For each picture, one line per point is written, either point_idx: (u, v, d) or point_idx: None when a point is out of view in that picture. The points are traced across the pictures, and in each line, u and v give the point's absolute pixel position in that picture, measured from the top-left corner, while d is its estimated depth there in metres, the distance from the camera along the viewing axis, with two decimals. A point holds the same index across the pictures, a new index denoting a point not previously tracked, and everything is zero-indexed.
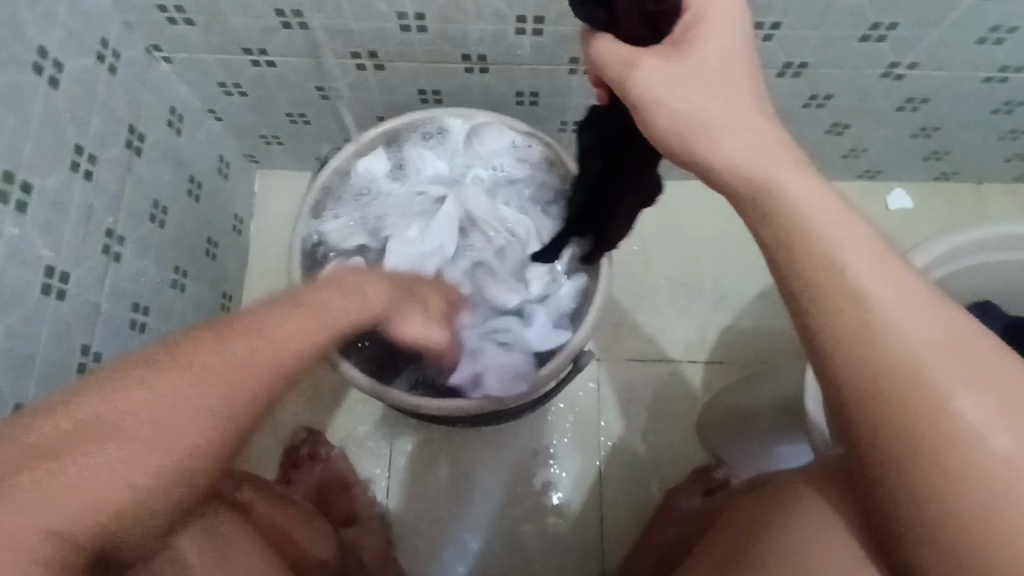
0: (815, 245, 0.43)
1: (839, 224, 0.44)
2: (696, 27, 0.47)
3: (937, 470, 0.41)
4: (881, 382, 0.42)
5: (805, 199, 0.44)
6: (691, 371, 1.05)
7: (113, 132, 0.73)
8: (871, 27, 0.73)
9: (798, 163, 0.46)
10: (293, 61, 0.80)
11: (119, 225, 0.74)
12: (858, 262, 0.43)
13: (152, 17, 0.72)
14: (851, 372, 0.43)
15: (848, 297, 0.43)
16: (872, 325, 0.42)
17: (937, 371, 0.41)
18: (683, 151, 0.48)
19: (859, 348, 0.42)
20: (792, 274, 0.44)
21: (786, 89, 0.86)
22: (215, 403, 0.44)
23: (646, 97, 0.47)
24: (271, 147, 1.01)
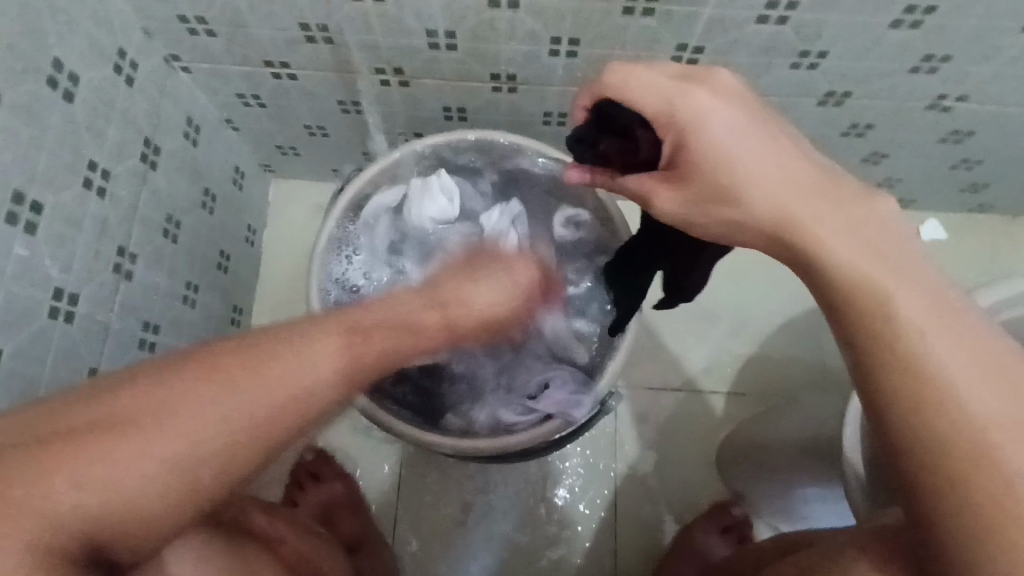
0: (868, 305, 0.39)
1: (899, 274, 0.39)
2: (686, 135, 0.45)
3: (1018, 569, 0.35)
4: (943, 458, 0.36)
5: (856, 252, 0.39)
6: (710, 402, 1.02)
7: (129, 146, 0.70)
8: (922, 59, 0.70)
9: (847, 209, 0.41)
10: (315, 74, 0.77)
11: (131, 241, 0.72)
12: (922, 326, 0.37)
13: (173, 27, 0.70)
14: (918, 446, 0.37)
15: (904, 364, 0.37)
16: (937, 400, 0.37)
17: (1011, 451, 0.35)
18: (717, 216, 0.44)
19: (918, 420, 0.37)
20: (850, 338, 0.40)
21: (825, 118, 0.83)
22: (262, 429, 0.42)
23: (671, 208, 0.46)
24: (287, 157, 0.99)
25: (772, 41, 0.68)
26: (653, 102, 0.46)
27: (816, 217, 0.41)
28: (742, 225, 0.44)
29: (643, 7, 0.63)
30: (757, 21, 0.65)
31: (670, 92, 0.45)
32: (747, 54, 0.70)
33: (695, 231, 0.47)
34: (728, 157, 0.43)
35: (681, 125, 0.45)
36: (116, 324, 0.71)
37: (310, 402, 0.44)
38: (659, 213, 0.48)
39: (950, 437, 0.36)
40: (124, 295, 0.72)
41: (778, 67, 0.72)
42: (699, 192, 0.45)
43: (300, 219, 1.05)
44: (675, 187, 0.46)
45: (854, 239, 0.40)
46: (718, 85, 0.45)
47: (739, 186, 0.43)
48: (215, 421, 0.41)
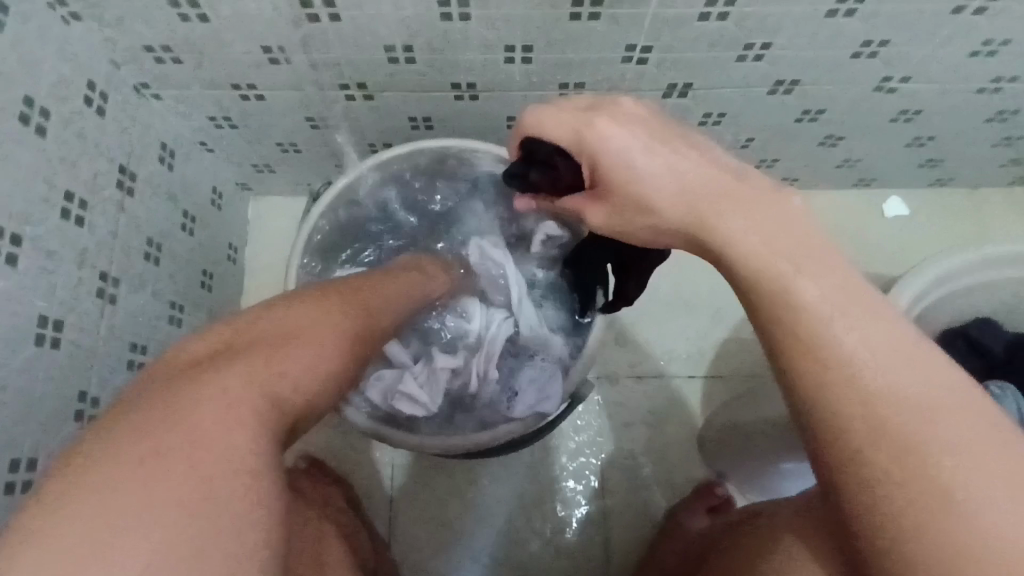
0: (771, 294, 0.41)
1: (799, 260, 0.41)
2: (597, 158, 0.47)
3: (904, 526, 0.37)
4: (848, 431, 0.39)
5: (757, 244, 0.42)
6: (690, 387, 1.04)
7: (105, 175, 0.73)
8: (862, 45, 0.73)
9: (751, 203, 0.43)
10: (281, 94, 0.80)
11: (113, 267, 0.74)
12: (822, 313, 0.40)
13: (139, 57, 0.72)
14: (821, 417, 0.40)
15: (807, 346, 0.40)
16: (834, 377, 0.39)
17: (910, 422, 0.38)
18: (640, 221, 0.48)
19: (823, 397, 0.40)
20: (760, 321, 0.43)
21: (778, 105, 0.86)
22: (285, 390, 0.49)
23: (603, 220, 0.51)
24: (263, 175, 1.01)
25: (716, 36, 0.71)
26: (561, 135, 0.49)
27: (724, 218, 0.43)
28: (663, 226, 0.47)
29: (588, 12, 0.66)
30: (699, 19, 0.68)
31: (579, 121, 0.48)
32: (694, 50, 0.73)
33: (632, 239, 0.51)
34: (639, 178, 0.46)
35: (586, 157, 0.48)
36: (103, 347, 0.73)
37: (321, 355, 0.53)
38: (594, 228, 0.52)
39: (849, 411, 0.39)
40: (109, 319, 0.74)
41: (725, 61, 0.75)
42: (622, 207, 0.48)
43: (279, 234, 1.08)
44: (601, 205, 0.50)
45: (759, 235, 0.42)
46: (618, 112, 0.47)
47: (649, 193, 0.46)
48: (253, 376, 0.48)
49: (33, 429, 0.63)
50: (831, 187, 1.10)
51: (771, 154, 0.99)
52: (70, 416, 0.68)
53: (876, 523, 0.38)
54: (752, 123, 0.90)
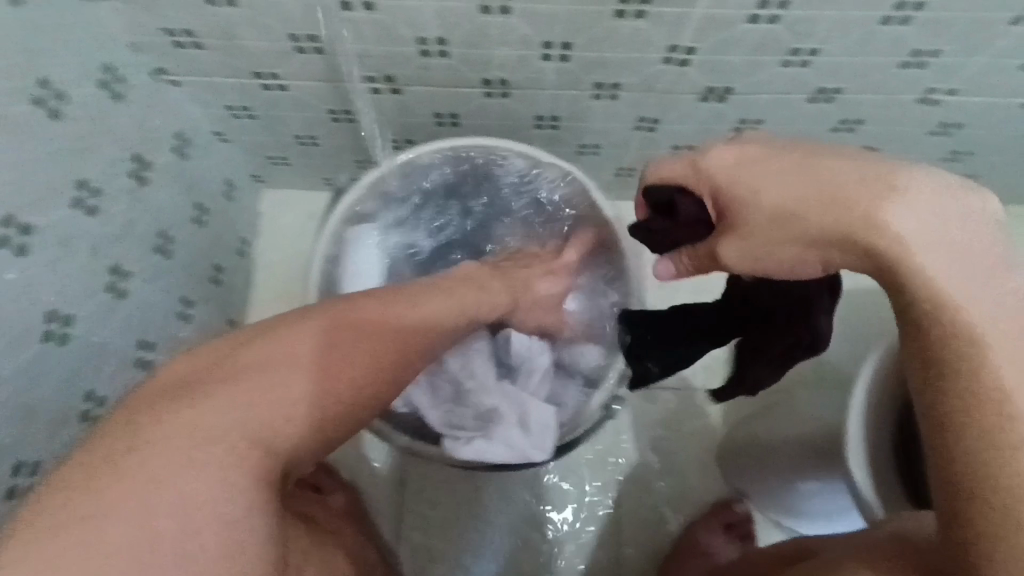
0: (955, 338, 0.37)
1: (998, 310, 0.36)
2: (730, 181, 0.44)
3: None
4: (1022, 504, 0.34)
5: (954, 283, 0.37)
6: (711, 398, 1.02)
7: (119, 163, 0.69)
8: (912, 54, 0.70)
9: (954, 230, 0.38)
10: (303, 84, 0.77)
11: (124, 259, 0.71)
12: (1014, 357, 0.36)
13: (160, 41, 0.69)
14: (984, 482, 0.35)
15: (988, 400, 0.35)
16: (1015, 438, 0.35)
17: None
18: (776, 240, 0.43)
19: (994, 461, 0.35)
20: (931, 362, 0.38)
21: (816, 114, 0.83)
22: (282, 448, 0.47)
23: (742, 249, 0.44)
24: (278, 168, 0.98)
25: (763, 41, 0.68)
26: (684, 175, 0.48)
27: (905, 232, 0.38)
28: (808, 248, 0.42)
29: (634, 10, 0.63)
30: (748, 21, 0.65)
31: (684, 156, 0.49)
32: (738, 54, 0.70)
33: (764, 265, 0.44)
34: (786, 197, 0.41)
35: (722, 180, 0.45)
36: (111, 344, 0.70)
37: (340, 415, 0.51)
38: (726, 262, 0.46)
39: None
40: (119, 315, 0.71)
41: (769, 66, 0.72)
42: (761, 230, 0.43)
43: (293, 228, 1.05)
44: (737, 237, 0.44)
45: (952, 258, 0.37)
46: (752, 140, 0.45)
47: (811, 212, 0.40)
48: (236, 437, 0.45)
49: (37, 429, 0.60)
50: None
51: None
52: (74, 416, 0.65)
53: None
54: (786, 132, 0.87)
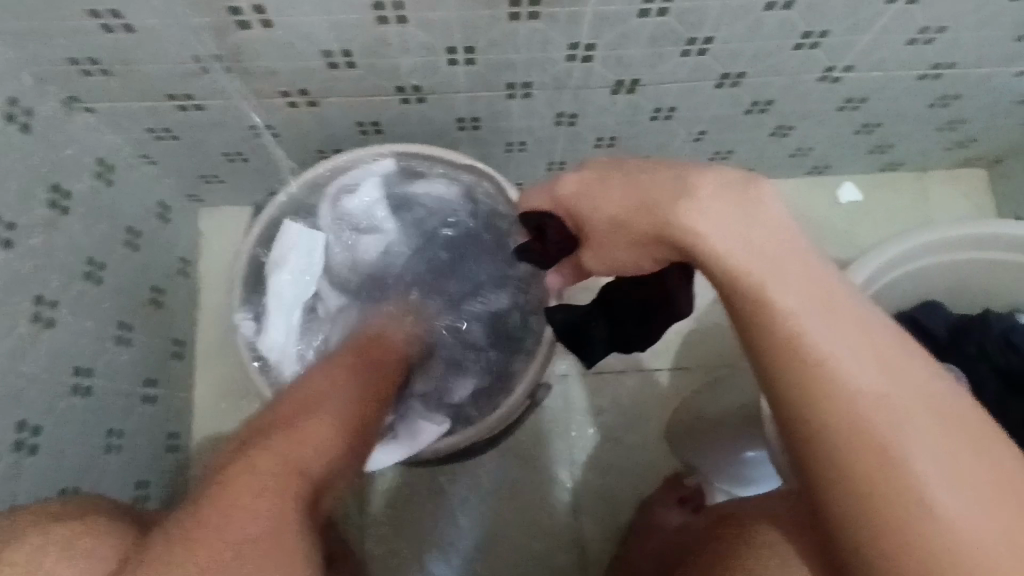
0: (753, 303, 0.44)
1: (775, 269, 0.44)
2: (572, 207, 0.53)
3: (900, 528, 0.39)
4: (831, 435, 0.41)
5: (740, 256, 0.44)
6: (657, 379, 1.05)
7: (33, 195, 0.70)
8: (802, 36, 0.73)
9: (733, 209, 0.45)
10: (220, 104, 0.78)
11: (48, 289, 0.71)
12: (806, 317, 0.43)
13: (64, 70, 0.69)
14: (804, 425, 0.42)
15: (788, 353, 0.42)
16: (813, 380, 0.42)
17: (878, 420, 0.41)
18: (623, 251, 0.51)
19: (808, 405, 0.42)
20: (746, 331, 0.45)
21: (725, 98, 0.86)
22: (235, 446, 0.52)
23: (603, 264, 0.54)
24: (211, 185, 0.99)
25: (657, 32, 0.70)
26: (546, 203, 0.56)
27: (699, 223, 0.45)
28: (646, 248, 0.49)
29: (527, 12, 0.65)
30: (638, 15, 0.67)
31: (543, 188, 0.56)
32: (636, 47, 0.72)
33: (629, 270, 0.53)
34: (611, 210, 0.50)
35: (571, 205, 0.53)
36: (42, 373, 0.70)
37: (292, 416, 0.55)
38: (597, 270, 0.55)
39: (837, 415, 0.41)
40: (47, 343, 0.71)
41: (669, 56, 0.75)
42: (608, 243, 0.52)
43: (234, 245, 1.05)
44: (598, 252, 0.53)
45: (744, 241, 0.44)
46: (591, 164, 0.52)
47: (626, 218, 0.49)
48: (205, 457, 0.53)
49: None
50: (787, 175, 1.12)
51: (725, 146, 0.99)
52: (6, 447, 0.66)
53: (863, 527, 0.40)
54: (701, 118, 0.90)
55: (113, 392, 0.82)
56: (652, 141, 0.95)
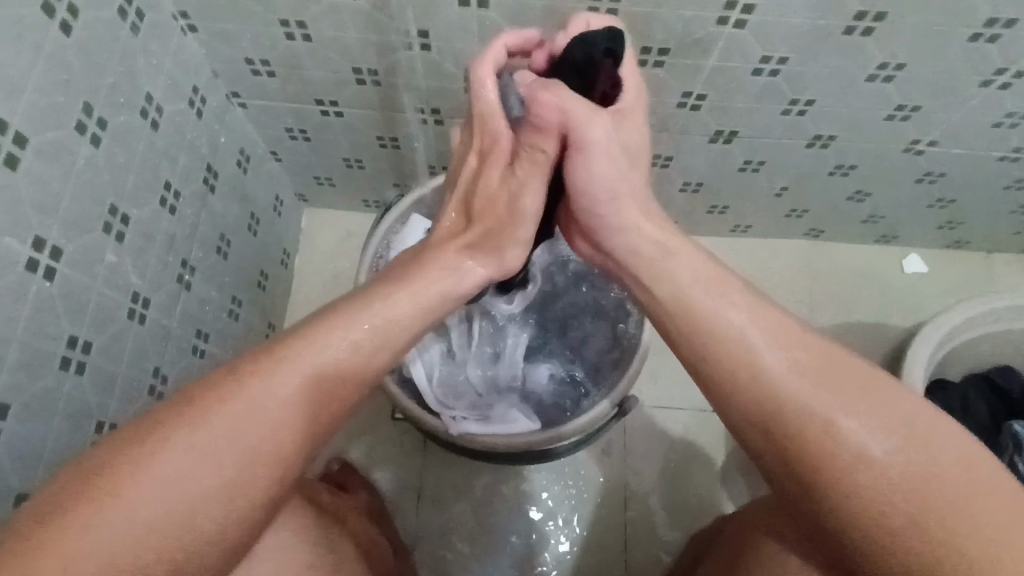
0: (681, 299, 0.53)
1: (685, 258, 0.55)
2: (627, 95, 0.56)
3: (852, 488, 0.46)
4: (778, 429, 0.48)
5: (674, 259, 0.55)
6: (714, 418, 1.08)
7: (194, 172, 0.78)
8: (896, 108, 0.80)
9: (657, 218, 0.57)
10: (359, 112, 0.87)
11: (192, 256, 0.78)
12: (748, 337, 0.50)
13: (239, 68, 0.79)
14: (757, 421, 0.49)
15: (721, 348, 0.51)
16: (744, 375, 0.50)
17: (805, 399, 0.48)
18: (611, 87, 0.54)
19: (741, 396, 0.50)
20: (676, 334, 0.54)
21: (812, 157, 0.92)
22: (287, 424, 0.47)
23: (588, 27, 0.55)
24: (322, 188, 1.09)
25: (764, 90, 0.78)
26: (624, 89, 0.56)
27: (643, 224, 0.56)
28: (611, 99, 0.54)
29: (654, 60, 0.73)
30: (751, 74, 0.75)
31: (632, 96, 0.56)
32: (743, 101, 0.80)
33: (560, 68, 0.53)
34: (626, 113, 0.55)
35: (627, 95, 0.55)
36: (177, 329, 0.76)
37: (315, 386, 0.49)
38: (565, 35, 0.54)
39: (777, 406, 0.48)
40: (184, 303, 0.77)
41: (771, 113, 0.82)
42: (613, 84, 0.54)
43: (331, 244, 1.14)
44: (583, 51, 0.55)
45: (691, 277, 0.54)
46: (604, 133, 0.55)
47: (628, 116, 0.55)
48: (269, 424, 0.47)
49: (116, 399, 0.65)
50: (855, 240, 1.17)
51: (801, 204, 1.06)
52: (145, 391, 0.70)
53: (827, 497, 0.47)
54: (785, 174, 0.97)
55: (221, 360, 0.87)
56: (734, 190, 1.02)
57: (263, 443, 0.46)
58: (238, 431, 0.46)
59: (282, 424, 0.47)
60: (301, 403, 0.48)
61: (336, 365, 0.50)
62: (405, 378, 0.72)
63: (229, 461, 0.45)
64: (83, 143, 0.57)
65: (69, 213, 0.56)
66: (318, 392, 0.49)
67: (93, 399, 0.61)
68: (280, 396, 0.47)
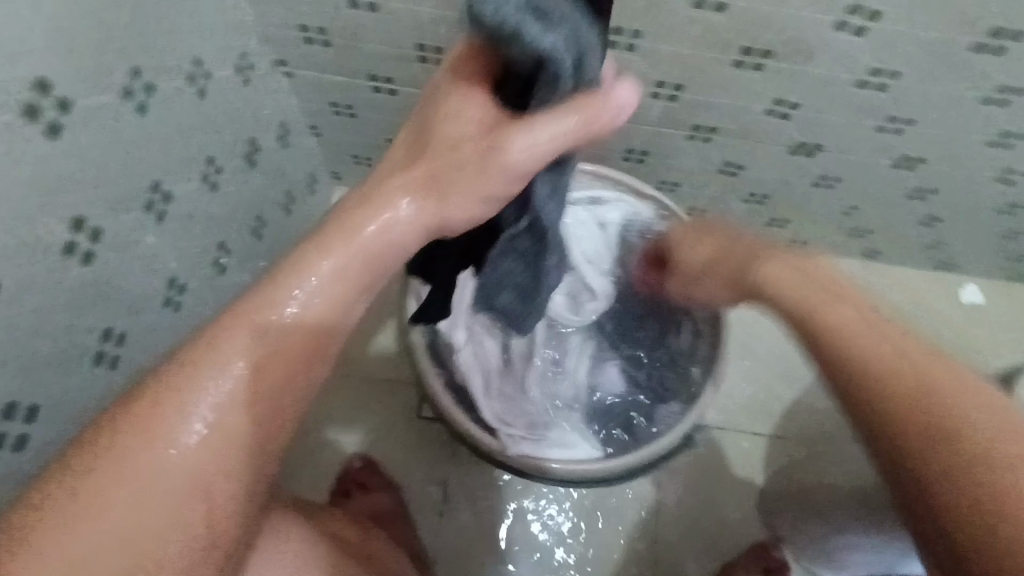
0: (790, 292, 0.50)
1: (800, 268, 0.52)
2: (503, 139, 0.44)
3: (968, 475, 0.38)
4: (881, 400, 0.42)
5: (796, 268, 0.52)
6: (754, 441, 1.03)
7: (236, 146, 0.71)
8: (1001, 135, 0.74)
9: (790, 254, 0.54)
10: (415, 92, 0.80)
11: (229, 237, 0.72)
12: (842, 317, 0.47)
13: (292, 34, 0.72)
14: (863, 392, 0.43)
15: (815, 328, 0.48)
16: (841, 351, 0.45)
17: (907, 366, 0.43)
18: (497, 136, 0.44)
19: (845, 367, 0.45)
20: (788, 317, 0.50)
21: (894, 178, 0.86)
22: (203, 459, 0.42)
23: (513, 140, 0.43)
24: (359, 167, 1.02)
25: (864, 104, 0.71)
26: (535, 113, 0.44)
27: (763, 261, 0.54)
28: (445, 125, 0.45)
29: (753, 62, 0.67)
30: (855, 86, 0.69)
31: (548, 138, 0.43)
32: (838, 114, 0.73)
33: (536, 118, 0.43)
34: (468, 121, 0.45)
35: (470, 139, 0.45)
36: (208, 317, 0.70)
37: (223, 409, 0.43)
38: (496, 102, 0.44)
39: (874, 381, 0.43)
40: (217, 289, 0.71)
41: (864, 129, 0.76)
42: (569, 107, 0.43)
43: None
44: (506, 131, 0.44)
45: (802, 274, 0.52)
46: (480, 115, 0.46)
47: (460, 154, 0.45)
48: (176, 462, 0.41)
49: None
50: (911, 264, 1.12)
51: (867, 224, 1.00)
52: None
53: (952, 487, 0.39)
54: (860, 192, 0.90)
55: None
56: (799, 205, 0.96)
57: (176, 486, 0.41)
58: (139, 474, 0.41)
59: (198, 457, 0.42)
60: (216, 427, 0.42)
61: (246, 375, 0.43)
62: (459, 388, 0.68)
63: (152, 513, 0.41)
64: (128, 111, 0.51)
65: (109, 191, 0.50)
66: (241, 408, 0.43)
67: (122, 396, 0.56)
68: (188, 420, 0.42)
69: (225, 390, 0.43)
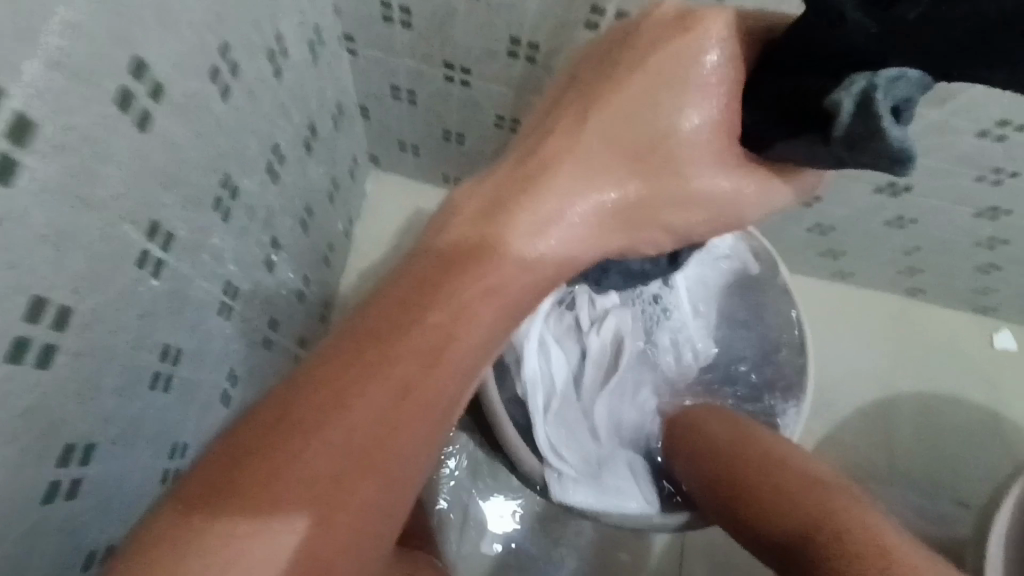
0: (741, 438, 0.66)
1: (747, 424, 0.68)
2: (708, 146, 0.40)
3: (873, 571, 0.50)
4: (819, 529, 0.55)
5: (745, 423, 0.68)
6: None
7: (299, 131, 0.63)
8: None
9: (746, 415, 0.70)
10: (492, 87, 0.73)
11: (282, 232, 0.65)
12: (779, 458, 0.63)
13: (370, 10, 0.64)
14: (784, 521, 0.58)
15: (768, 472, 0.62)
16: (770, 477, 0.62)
17: (831, 505, 0.57)
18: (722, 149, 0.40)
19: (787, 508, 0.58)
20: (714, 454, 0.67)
21: (970, 226, 0.83)
22: (344, 454, 0.37)
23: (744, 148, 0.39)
24: (403, 155, 0.94)
25: (973, 153, 0.68)
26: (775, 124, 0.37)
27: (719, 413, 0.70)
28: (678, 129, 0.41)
29: None
30: (973, 134, 0.65)
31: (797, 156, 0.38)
32: (942, 159, 0.70)
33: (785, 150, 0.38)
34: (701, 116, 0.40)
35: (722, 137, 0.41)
36: (255, 320, 0.63)
37: (381, 394, 0.38)
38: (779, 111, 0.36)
39: (797, 509, 0.58)
40: (265, 289, 0.64)
41: (962, 176, 0.72)
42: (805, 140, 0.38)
43: (399, 219, 0.99)
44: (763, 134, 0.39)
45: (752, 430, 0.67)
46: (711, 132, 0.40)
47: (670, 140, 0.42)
48: (321, 456, 0.36)
49: (193, 411, 0.53)
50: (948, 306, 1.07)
51: (924, 266, 0.97)
52: (219, 397, 0.58)
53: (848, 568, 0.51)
54: (931, 235, 0.87)
55: (286, 351, 0.74)
56: (863, 241, 0.93)
57: (317, 483, 0.36)
58: (287, 466, 0.36)
59: (340, 453, 0.37)
60: (369, 423, 0.38)
61: (411, 365, 0.39)
62: (524, 417, 0.67)
63: (294, 509, 0.36)
64: (214, 95, 0.43)
65: (188, 188, 0.42)
66: (393, 399, 0.38)
67: (174, 414, 0.49)
68: (339, 414, 0.37)
69: (386, 380, 0.38)
